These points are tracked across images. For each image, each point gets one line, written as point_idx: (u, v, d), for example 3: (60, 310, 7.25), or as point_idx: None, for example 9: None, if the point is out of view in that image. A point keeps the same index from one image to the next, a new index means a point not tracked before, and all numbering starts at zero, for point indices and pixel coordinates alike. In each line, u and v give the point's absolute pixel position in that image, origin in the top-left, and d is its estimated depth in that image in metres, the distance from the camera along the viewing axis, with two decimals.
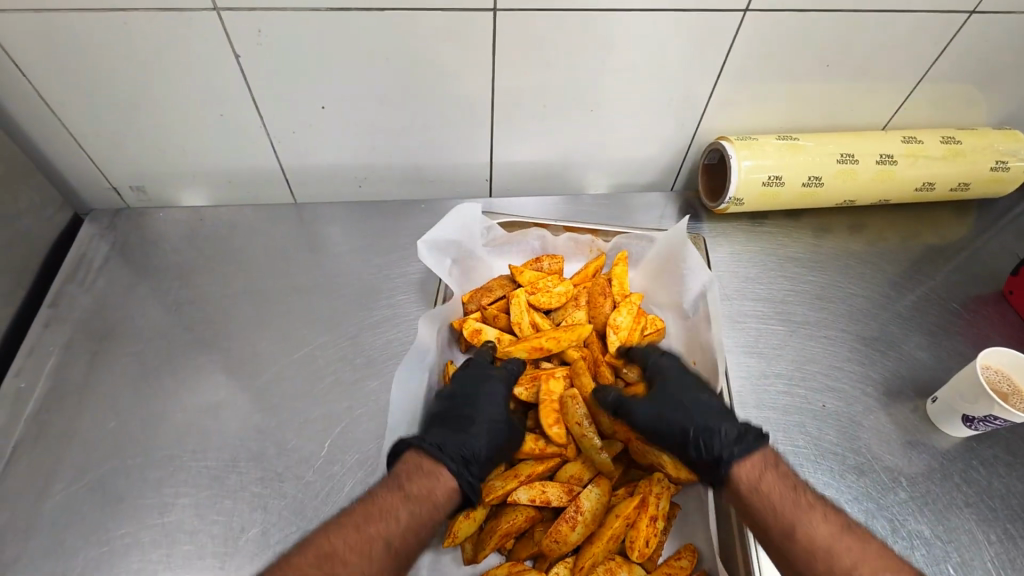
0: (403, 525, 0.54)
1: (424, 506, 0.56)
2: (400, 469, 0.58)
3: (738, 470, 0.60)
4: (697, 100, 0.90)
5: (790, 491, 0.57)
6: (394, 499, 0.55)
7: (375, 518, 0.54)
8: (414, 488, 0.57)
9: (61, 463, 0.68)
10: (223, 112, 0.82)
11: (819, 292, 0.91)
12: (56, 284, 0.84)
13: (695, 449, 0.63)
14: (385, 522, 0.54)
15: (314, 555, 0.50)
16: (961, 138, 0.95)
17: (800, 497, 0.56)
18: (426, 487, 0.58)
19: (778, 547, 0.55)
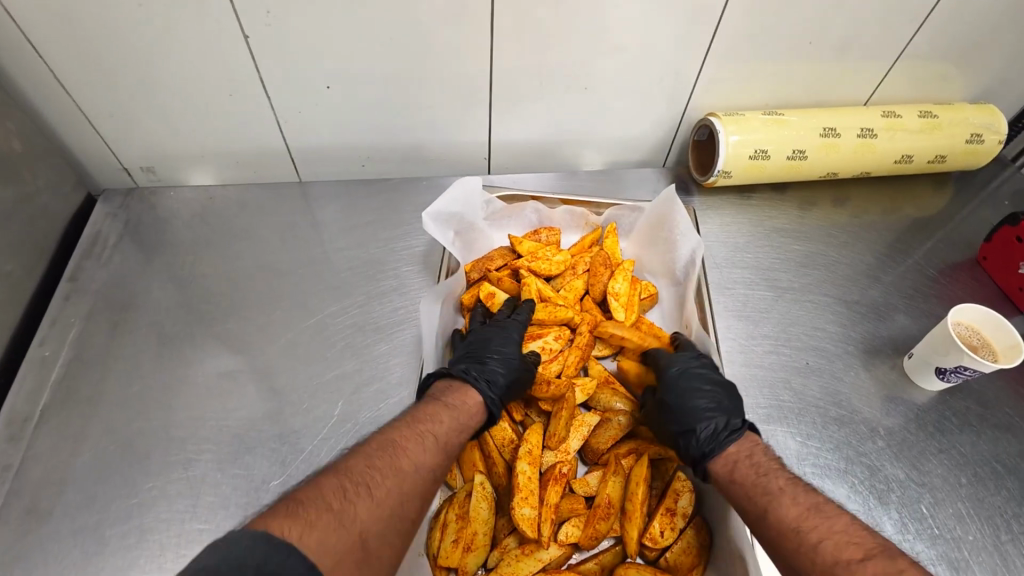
0: (446, 425, 0.62)
1: (462, 415, 0.64)
2: (435, 391, 0.67)
3: (715, 466, 0.63)
4: (686, 79, 0.93)
5: (758, 478, 0.59)
6: (434, 406, 0.62)
7: (424, 419, 0.60)
8: (451, 401, 0.65)
9: (89, 423, 0.72)
10: (231, 92, 0.85)
11: (803, 259, 0.95)
12: (74, 260, 0.87)
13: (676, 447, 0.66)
14: (431, 423, 0.60)
15: (376, 445, 0.55)
16: (939, 112, 0.99)
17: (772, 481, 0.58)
18: (459, 400, 0.66)
19: (749, 517, 0.57)
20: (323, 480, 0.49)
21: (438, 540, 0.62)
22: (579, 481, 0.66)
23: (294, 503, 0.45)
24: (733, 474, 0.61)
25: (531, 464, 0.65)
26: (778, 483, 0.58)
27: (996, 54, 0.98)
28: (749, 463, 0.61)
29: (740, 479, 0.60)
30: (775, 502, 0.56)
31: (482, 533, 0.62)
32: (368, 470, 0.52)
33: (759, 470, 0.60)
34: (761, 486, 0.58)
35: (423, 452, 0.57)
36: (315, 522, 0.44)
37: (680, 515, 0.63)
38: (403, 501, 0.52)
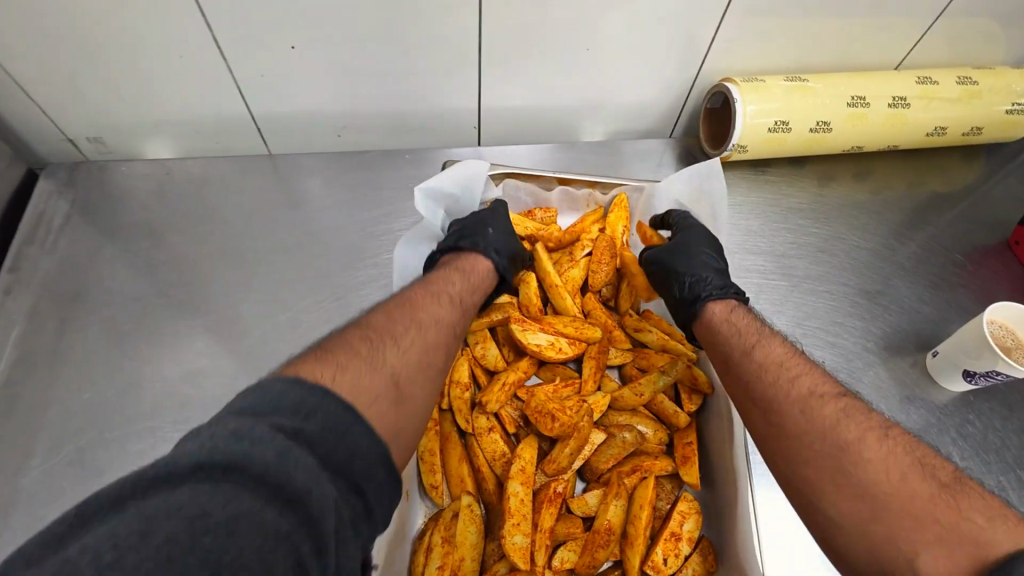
0: (459, 286, 0.62)
1: (475, 278, 0.65)
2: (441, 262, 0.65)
3: (711, 307, 0.65)
4: (702, 39, 0.83)
5: (811, 384, 0.50)
6: (452, 274, 0.63)
7: (437, 281, 0.60)
8: (460, 266, 0.65)
9: (36, 435, 0.65)
10: (181, 54, 0.74)
11: (821, 244, 0.88)
12: (15, 247, 0.78)
13: (677, 286, 0.68)
14: (446, 284, 0.60)
15: (394, 301, 0.54)
16: (978, 78, 0.89)
17: (824, 391, 0.49)
18: (469, 264, 0.65)
19: (782, 425, 0.49)
20: (348, 334, 0.47)
21: (422, 565, 0.58)
22: (577, 501, 0.62)
23: (321, 353, 0.43)
24: (727, 314, 0.63)
25: (524, 485, 0.60)
26: (843, 407, 0.47)
27: None
28: (807, 378, 0.51)
29: (800, 397, 0.49)
30: (846, 433, 0.45)
31: (469, 558, 0.58)
32: (389, 322, 0.50)
33: (819, 389, 0.49)
34: (824, 408, 0.47)
35: (440, 309, 0.56)
36: (347, 367, 0.42)
37: (685, 540, 0.60)
38: (431, 355, 0.52)
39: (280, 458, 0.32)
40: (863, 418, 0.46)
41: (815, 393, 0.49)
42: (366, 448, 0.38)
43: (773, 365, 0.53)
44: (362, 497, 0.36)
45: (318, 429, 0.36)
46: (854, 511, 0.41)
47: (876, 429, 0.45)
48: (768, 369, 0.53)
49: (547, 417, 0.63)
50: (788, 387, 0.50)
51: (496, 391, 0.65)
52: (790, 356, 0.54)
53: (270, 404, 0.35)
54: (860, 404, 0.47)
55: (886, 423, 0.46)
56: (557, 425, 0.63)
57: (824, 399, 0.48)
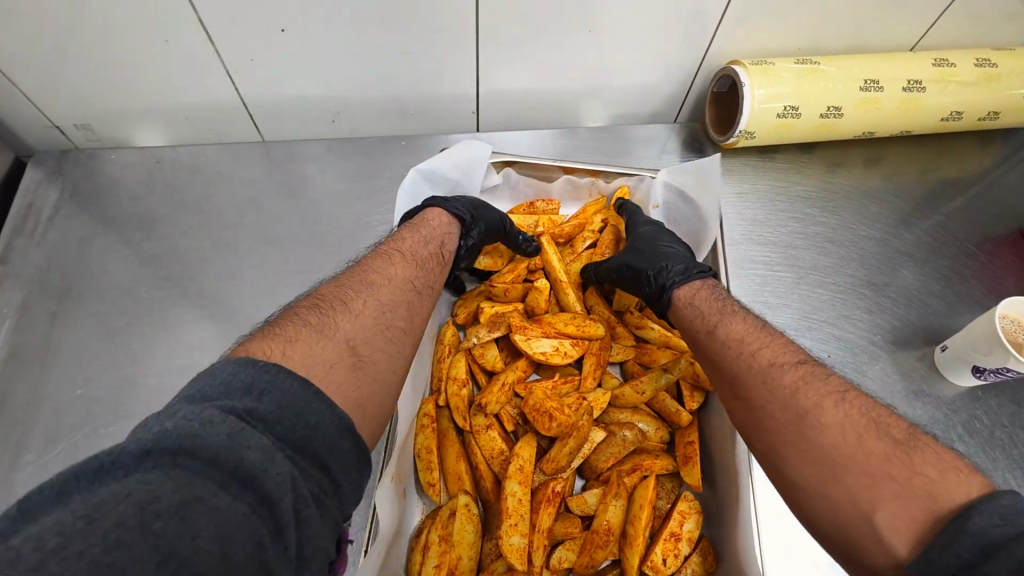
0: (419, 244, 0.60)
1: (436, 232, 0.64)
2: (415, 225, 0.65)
3: (678, 294, 0.63)
4: (709, 21, 0.79)
5: (772, 354, 0.51)
6: (408, 233, 0.61)
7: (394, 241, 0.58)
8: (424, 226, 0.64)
9: (29, 431, 0.64)
10: (167, 38, 0.71)
11: (829, 234, 0.85)
12: (4, 238, 0.76)
13: (643, 282, 0.66)
14: (403, 243, 0.59)
15: (347, 269, 0.53)
16: (998, 60, 0.85)
17: (784, 359, 0.50)
18: (434, 225, 0.65)
19: (748, 398, 0.50)
20: (300, 303, 0.46)
21: (419, 564, 0.57)
22: (576, 500, 0.61)
23: (272, 328, 0.43)
24: (693, 299, 0.61)
25: (522, 485, 0.59)
26: (803, 375, 0.48)
27: None
28: (767, 350, 0.51)
29: (760, 370, 0.50)
30: (803, 401, 0.46)
31: (467, 558, 0.57)
32: (341, 288, 0.49)
33: (779, 359, 0.50)
34: (784, 378, 0.48)
35: (394, 267, 0.54)
36: (297, 339, 0.41)
37: (685, 540, 0.59)
38: (387, 312, 0.49)
39: (230, 438, 0.30)
40: (821, 384, 0.46)
41: (776, 363, 0.50)
42: (331, 415, 0.36)
43: (735, 341, 0.54)
44: (328, 473, 0.35)
45: (269, 410, 0.34)
46: (814, 474, 0.42)
47: (834, 393, 0.45)
48: (730, 343, 0.54)
49: (545, 416, 0.62)
50: (748, 357, 0.51)
51: (495, 392, 0.64)
52: (752, 329, 0.54)
53: (220, 388, 0.34)
54: (820, 370, 0.48)
55: (845, 387, 0.46)
56: (554, 424, 0.62)
57: (784, 369, 0.49)
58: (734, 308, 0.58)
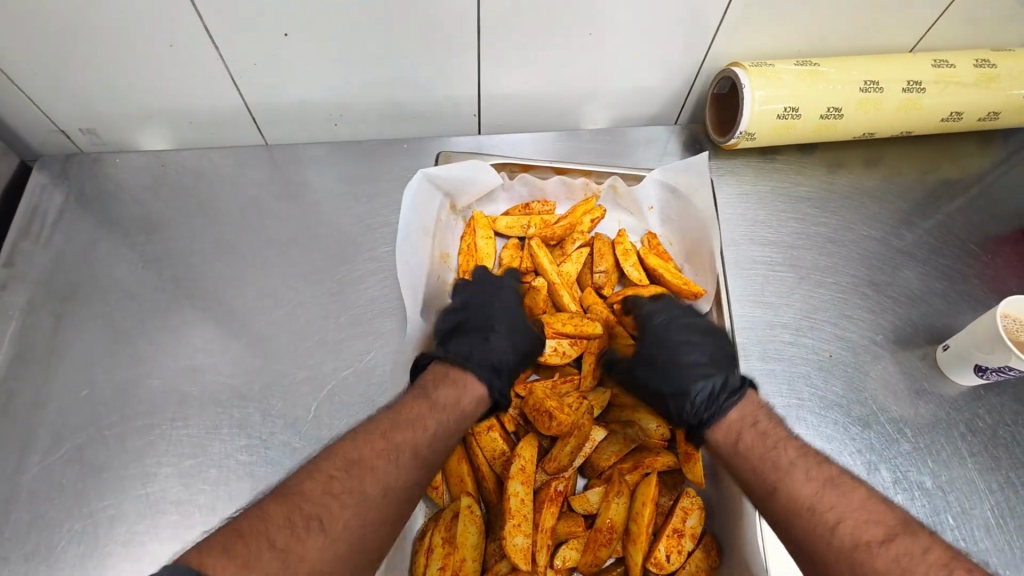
0: (431, 432, 0.55)
1: (453, 414, 0.59)
2: (426, 380, 0.61)
3: (712, 436, 0.60)
4: (708, 24, 0.80)
5: (852, 517, 0.47)
6: (421, 406, 0.56)
7: (401, 426, 0.54)
8: (438, 396, 0.59)
9: (34, 434, 0.65)
10: (172, 43, 0.72)
11: (830, 234, 0.85)
12: (9, 241, 0.77)
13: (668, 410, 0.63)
14: (413, 431, 0.54)
15: (341, 462, 0.49)
16: (997, 61, 0.86)
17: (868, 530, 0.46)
18: (449, 395, 0.60)
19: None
20: (268, 505, 0.44)
21: (424, 567, 0.57)
22: (579, 499, 0.61)
23: (234, 535, 0.41)
24: (737, 447, 0.57)
25: (524, 485, 0.59)
26: (896, 556, 0.44)
27: None
28: (847, 521, 0.47)
29: (847, 551, 0.46)
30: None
31: (471, 560, 0.57)
32: (323, 497, 0.46)
33: (862, 534, 0.46)
34: (877, 562, 0.44)
35: (394, 473, 0.51)
36: (255, 563, 0.39)
37: (688, 536, 0.59)
38: (366, 534, 0.47)
39: None
40: (923, 565, 0.43)
41: (862, 541, 0.45)
42: None
43: (807, 510, 0.49)
44: None
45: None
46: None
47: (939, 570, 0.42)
48: (802, 514, 0.50)
49: (545, 415, 0.62)
50: (822, 529, 0.48)
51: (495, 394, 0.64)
52: (820, 491, 0.50)
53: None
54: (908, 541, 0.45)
55: (946, 561, 0.43)
56: (556, 424, 0.62)
57: (871, 551, 0.45)
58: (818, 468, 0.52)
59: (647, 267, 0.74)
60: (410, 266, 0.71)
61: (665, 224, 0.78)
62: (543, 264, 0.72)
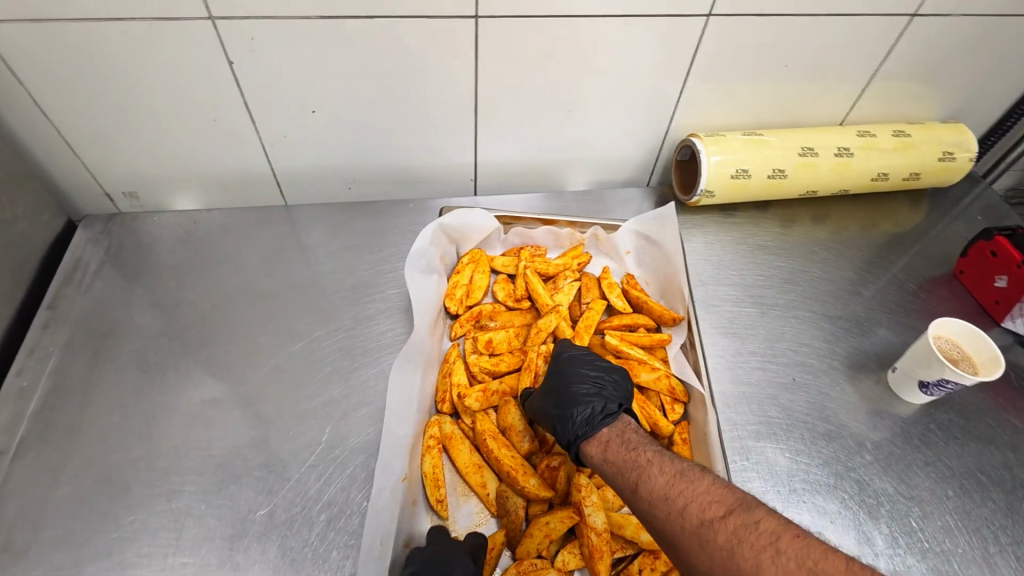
0: None
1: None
2: None
3: (589, 449, 0.66)
4: (666, 101, 0.96)
5: (628, 453, 0.61)
6: None
7: None
8: None
9: (67, 455, 0.70)
10: (216, 117, 0.85)
11: (787, 275, 0.97)
12: (53, 287, 0.85)
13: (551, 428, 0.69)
14: None
15: None
16: (911, 131, 1.02)
17: (641, 456, 0.60)
18: None
19: (637, 507, 0.57)
20: None
21: None
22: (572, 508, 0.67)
23: None
24: (603, 454, 0.64)
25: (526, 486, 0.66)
26: (734, 530, 0.49)
27: (960, 74, 1.03)
28: (694, 504, 0.52)
29: (693, 532, 0.51)
30: (741, 563, 0.47)
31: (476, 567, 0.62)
32: None
33: (706, 514, 0.51)
34: (716, 538, 0.49)
35: None
36: None
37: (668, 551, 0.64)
38: None
39: None
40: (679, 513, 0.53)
41: (705, 520, 0.51)
42: None
43: (660, 499, 0.55)
44: None
45: None
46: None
47: (767, 544, 0.47)
48: (657, 502, 0.55)
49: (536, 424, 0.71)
50: (675, 514, 0.53)
51: (477, 392, 0.73)
52: (672, 482, 0.55)
53: None
54: (746, 517, 0.50)
55: (733, 506, 0.51)
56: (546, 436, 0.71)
57: (714, 527, 0.50)
58: (617, 440, 0.64)
59: (631, 297, 0.84)
60: (416, 299, 0.79)
61: (641, 266, 0.89)
62: (537, 292, 0.83)
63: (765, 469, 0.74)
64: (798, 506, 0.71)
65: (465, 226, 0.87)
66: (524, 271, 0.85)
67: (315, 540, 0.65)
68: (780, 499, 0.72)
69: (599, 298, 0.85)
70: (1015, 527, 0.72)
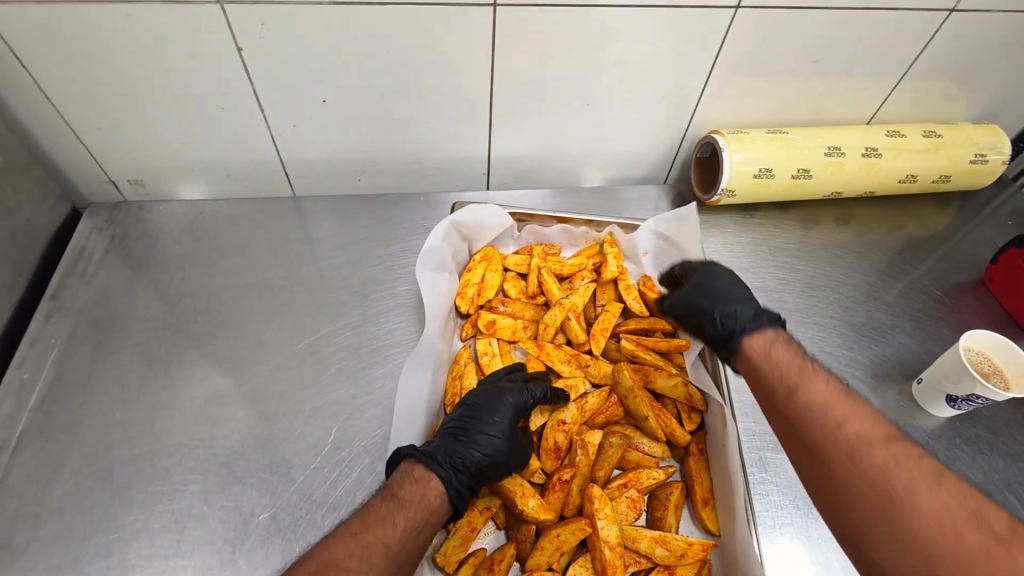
0: (402, 530, 0.53)
1: (419, 512, 0.56)
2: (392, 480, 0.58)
3: (749, 341, 0.65)
4: (689, 96, 0.92)
5: (796, 360, 0.59)
6: (390, 507, 0.54)
7: (373, 525, 0.52)
8: (406, 494, 0.57)
9: (68, 451, 0.68)
10: (224, 105, 0.83)
11: (809, 279, 0.94)
12: (56, 277, 0.84)
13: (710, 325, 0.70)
14: (383, 528, 0.52)
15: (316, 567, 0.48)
16: (942, 132, 0.98)
17: (806, 365, 0.58)
18: (417, 491, 0.57)
19: (784, 407, 0.56)
20: None
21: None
22: None
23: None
24: (768, 346, 0.63)
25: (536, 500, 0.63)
26: (895, 455, 0.47)
27: (995, 73, 0.99)
28: (855, 421, 0.50)
29: (846, 445, 0.49)
30: (895, 487, 0.45)
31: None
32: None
33: (867, 433, 0.49)
34: (874, 456, 0.47)
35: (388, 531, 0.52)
36: None
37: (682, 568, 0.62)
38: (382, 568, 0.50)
39: None
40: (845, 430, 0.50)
41: (865, 439, 0.48)
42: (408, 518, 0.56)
43: (819, 405, 0.52)
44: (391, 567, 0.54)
45: None
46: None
47: (929, 478, 0.45)
48: (814, 410, 0.52)
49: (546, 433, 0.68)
50: (830, 424, 0.51)
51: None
52: (836, 396, 0.53)
53: None
54: (910, 450, 0.47)
55: (932, 466, 0.46)
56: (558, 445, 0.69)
57: (872, 447, 0.48)
58: (779, 349, 0.62)
59: (648, 300, 0.81)
60: (427, 297, 0.77)
61: (658, 268, 0.86)
62: (551, 292, 0.80)
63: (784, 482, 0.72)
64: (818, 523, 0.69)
65: (479, 224, 0.84)
66: (537, 270, 0.82)
67: None
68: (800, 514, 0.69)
69: (615, 300, 0.82)
70: None
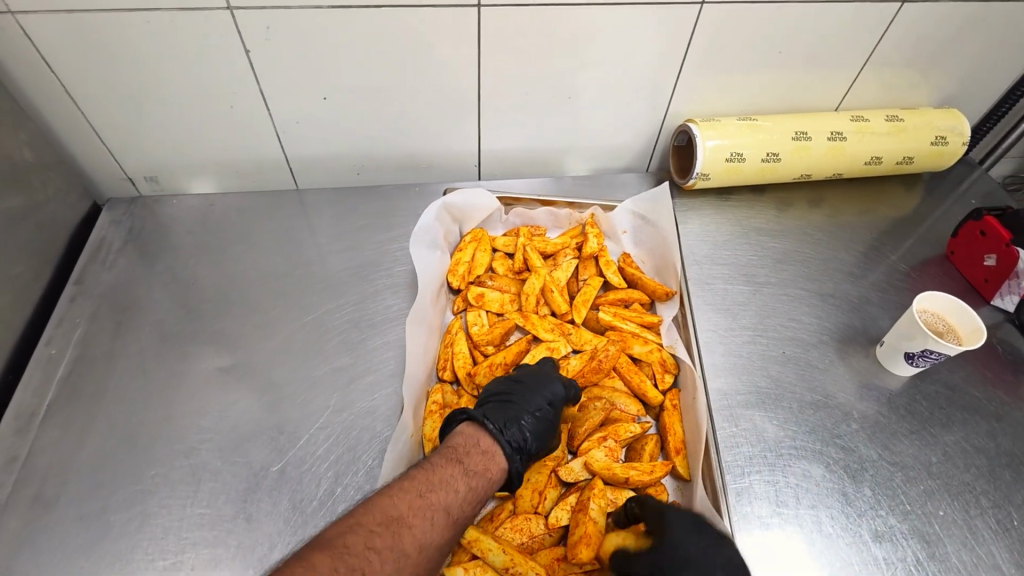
0: (460, 496, 0.57)
1: (479, 482, 0.59)
2: (452, 444, 0.61)
3: None
4: (663, 87, 0.99)
5: None
6: (453, 472, 0.57)
7: (423, 503, 0.54)
8: (469, 464, 0.60)
9: (93, 416, 0.75)
10: (231, 104, 0.90)
11: (780, 255, 1.00)
12: (80, 265, 0.91)
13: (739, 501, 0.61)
14: (436, 503, 0.55)
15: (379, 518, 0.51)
16: (904, 116, 1.05)
17: None
18: (480, 464, 0.61)
19: None
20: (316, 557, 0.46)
21: None
22: (566, 469, 0.70)
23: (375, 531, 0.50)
24: None
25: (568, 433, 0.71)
26: None
27: (953, 60, 1.05)
28: None
29: None
30: None
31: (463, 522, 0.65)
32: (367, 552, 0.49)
33: None
34: None
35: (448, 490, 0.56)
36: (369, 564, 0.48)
37: None
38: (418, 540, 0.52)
39: None
40: None
41: None
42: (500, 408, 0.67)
43: None
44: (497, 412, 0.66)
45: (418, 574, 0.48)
46: None
47: None
48: None
49: None
50: None
51: (484, 368, 0.77)
52: None
53: None
54: None
55: None
56: None
57: None
58: None
59: (626, 273, 0.88)
60: (422, 272, 0.84)
61: (637, 245, 0.92)
62: (535, 267, 0.87)
63: (752, 436, 0.77)
64: (784, 470, 0.74)
65: (470, 207, 0.91)
66: (523, 248, 0.88)
67: (323, 495, 0.69)
68: (767, 463, 0.75)
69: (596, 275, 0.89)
70: (996, 492, 0.75)
